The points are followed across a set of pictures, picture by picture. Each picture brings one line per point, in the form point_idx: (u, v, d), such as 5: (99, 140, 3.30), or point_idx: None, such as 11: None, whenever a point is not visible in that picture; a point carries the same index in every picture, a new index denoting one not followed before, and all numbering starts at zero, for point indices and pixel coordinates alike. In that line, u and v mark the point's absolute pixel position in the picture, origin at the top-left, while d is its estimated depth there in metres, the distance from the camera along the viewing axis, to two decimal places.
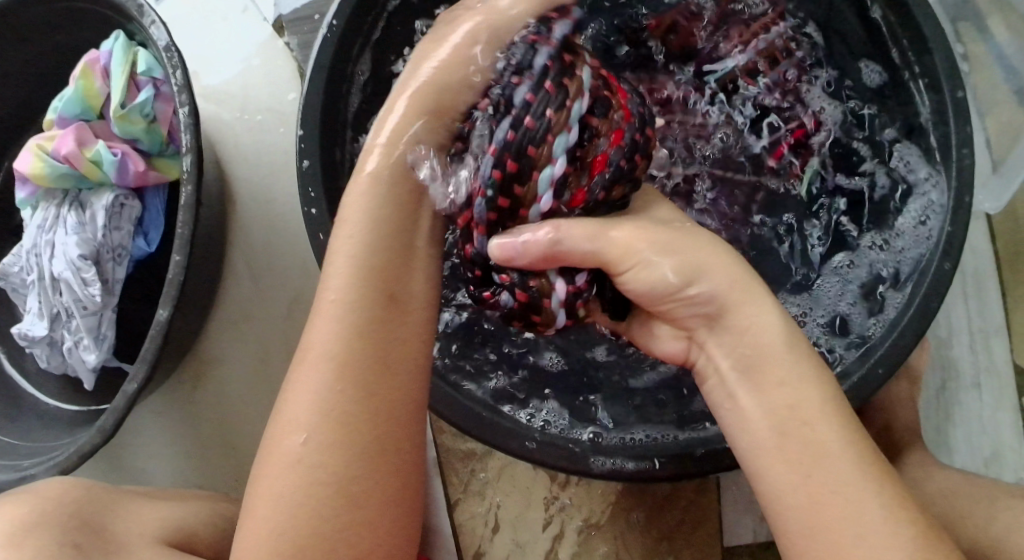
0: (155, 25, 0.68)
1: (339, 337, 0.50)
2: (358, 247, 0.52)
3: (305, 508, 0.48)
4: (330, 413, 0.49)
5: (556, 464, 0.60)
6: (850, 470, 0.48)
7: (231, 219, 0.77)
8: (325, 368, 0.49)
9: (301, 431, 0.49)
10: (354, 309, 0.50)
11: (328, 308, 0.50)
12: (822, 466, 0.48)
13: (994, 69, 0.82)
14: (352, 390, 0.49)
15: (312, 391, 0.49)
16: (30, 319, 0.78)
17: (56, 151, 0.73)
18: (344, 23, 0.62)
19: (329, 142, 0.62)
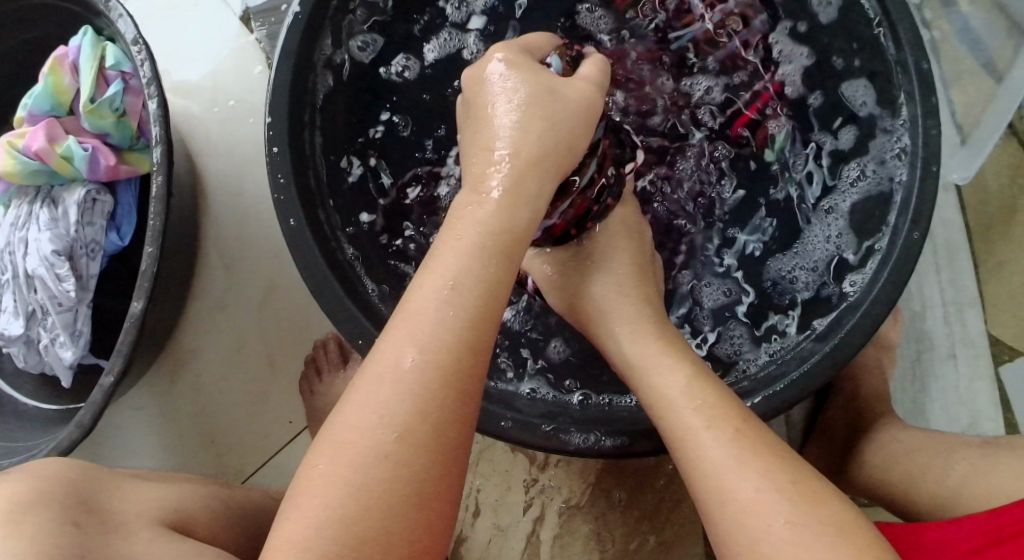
0: (122, 19, 0.68)
1: (448, 338, 0.46)
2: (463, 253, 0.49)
3: (355, 508, 0.44)
4: (407, 418, 0.45)
5: (531, 441, 0.60)
6: (754, 482, 0.48)
7: (202, 210, 0.77)
8: (428, 367, 0.46)
9: (371, 427, 0.45)
10: (463, 311, 0.47)
11: (431, 303, 0.47)
12: (726, 479, 0.49)
13: (958, 43, 0.83)
14: (453, 397, 0.46)
15: (393, 390, 0.46)
16: (5, 317, 0.77)
17: (27, 148, 0.72)
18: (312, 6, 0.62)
19: (298, 128, 0.63)
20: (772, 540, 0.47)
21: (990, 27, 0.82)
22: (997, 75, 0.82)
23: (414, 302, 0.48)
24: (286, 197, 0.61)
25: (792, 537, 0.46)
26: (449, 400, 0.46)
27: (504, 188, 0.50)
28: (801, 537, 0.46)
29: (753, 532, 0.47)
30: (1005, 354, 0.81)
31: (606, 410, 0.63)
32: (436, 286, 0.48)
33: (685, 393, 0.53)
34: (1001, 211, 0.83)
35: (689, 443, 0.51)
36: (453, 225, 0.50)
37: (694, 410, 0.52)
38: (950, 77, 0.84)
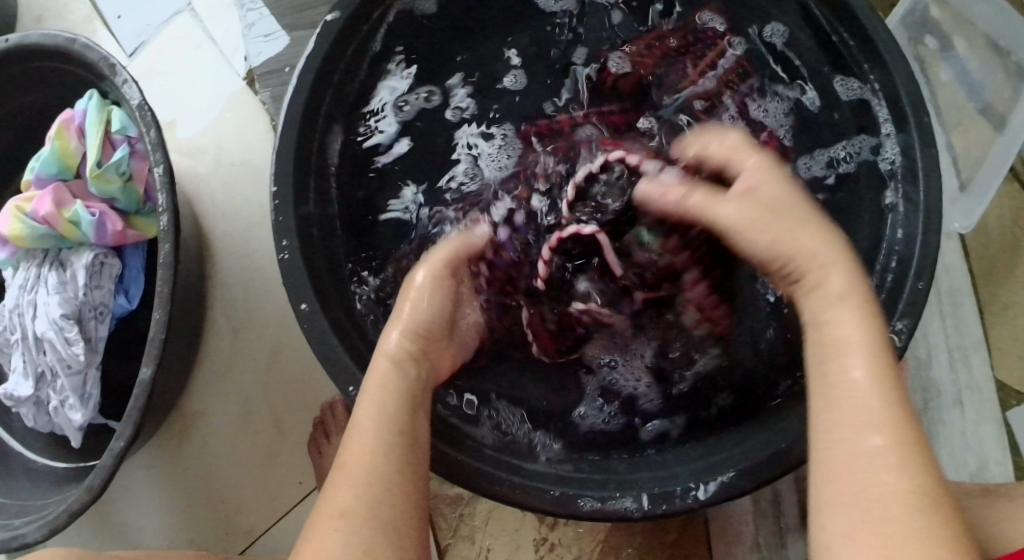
0: (127, 85, 0.69)
1: (383, 440, 0.51)
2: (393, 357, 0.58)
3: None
4: (367, 483, 0.49)
5: (536, 503, 0.60)
6: (901, 469, 0.43)
7: (209, 273, 0.77)
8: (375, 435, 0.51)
9: (342, 498, 0.48)
10: (391, 427, 0.52)
11: (370, 418, 0.53)
12: (863, 464, 0.43)
13: (957, 86, 0.84)
14: (401, 451, 0.51)
15: (353, 465, 0.50)
16: (15, 378, 0.78)
17: (34, 212, 0.73)
18: (315, 74, 0.64)
19: (303, 198, 0.63)
20: (894, 516, 0.41)
21: (989, 72, 0.82)
22: (997, 119, 0.81)
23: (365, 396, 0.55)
24: (291, 269, 0.61)
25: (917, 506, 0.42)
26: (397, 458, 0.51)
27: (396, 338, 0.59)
28: (922, 515, 0.41)
29: (883, 491, 0.42)
30: (1012, 398, 0.81)
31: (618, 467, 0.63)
32: (370, 411, 0.53)
33: (857, 338, 0.48)
34: (1003, 254, 0.83)
35: (836, 413, 0.46)
36: (366, 384, 0.56)
37: (866, 359, 0.47)
38: (949, 123, 0.85)
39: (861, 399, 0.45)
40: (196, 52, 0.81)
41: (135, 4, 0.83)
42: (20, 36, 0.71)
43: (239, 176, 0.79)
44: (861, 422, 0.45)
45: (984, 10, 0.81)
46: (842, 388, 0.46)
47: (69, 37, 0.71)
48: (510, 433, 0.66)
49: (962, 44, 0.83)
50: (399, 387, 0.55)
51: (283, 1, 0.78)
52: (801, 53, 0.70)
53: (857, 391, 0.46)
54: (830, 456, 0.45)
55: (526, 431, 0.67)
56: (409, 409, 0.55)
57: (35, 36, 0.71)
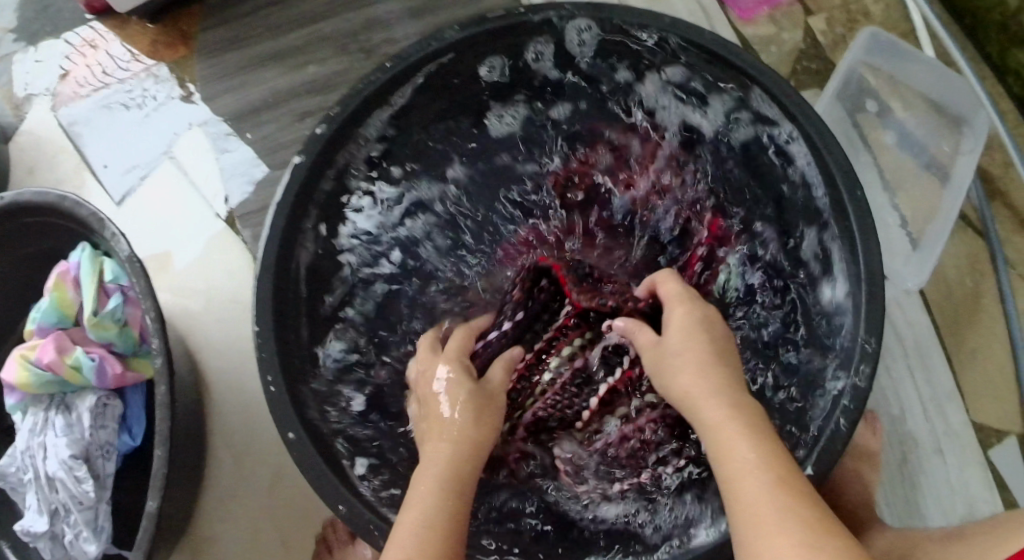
0: (116, 238, 0.74)
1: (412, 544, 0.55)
2: (450, 457, 0.63)
3: None
4: None
5: None
6: (797, 527, 0.49)
7: (207, 404, 0.82)
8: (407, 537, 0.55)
9: None
10: (414, 550, 0.55)
11: (428, 490, 0.60)
12: (764, 515, 0.51)
13: (899, 149, 0.88)
14: (428, 548, 0.55)
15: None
16: (31, 514, 0.82)
17: (39, 360, 0.78)
18: (290, 212, 0.68)
19: (284, 332, 0.67)
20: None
21: (928, 131, 0.87)
22: (941, 175, 0.85)
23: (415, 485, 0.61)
24: (277, 401, 0.65)
25: (803, 557, 0.48)
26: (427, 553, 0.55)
27: (440, 453, 0.63)
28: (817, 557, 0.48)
29: (776, 535, 0.49)
30: (992, 438, 0.85)
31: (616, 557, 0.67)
32: (416, 504, 0.59)
33: (719, 420, 0.58)
34: (964, 301, 0.87)
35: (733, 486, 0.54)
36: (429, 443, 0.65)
37: (748, 450, 0.55)
38: (894, 183, 0.87)
39: (751, 467, 0.54)
40: (177, 193, 0.86)
41: (118, 152, 0.89)
42: (14, 194, 0.77)
43: (227, 314, 0.83)
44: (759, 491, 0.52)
45: (915, 71, 0.86)
46: (732, 449, 0.55)
47: (61, 194, 0.76)
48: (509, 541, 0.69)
49: (898, 108, 0.88)
50: (455, 461, 0.63)
51: (257, 142, 0.86)
52: (736, 99, 0.71)
53: (739, 458, 0.55)
54: (743, 517, 0.52)
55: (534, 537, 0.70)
56: (460, 475, 0.62)
57: (29, 193, 0.76)
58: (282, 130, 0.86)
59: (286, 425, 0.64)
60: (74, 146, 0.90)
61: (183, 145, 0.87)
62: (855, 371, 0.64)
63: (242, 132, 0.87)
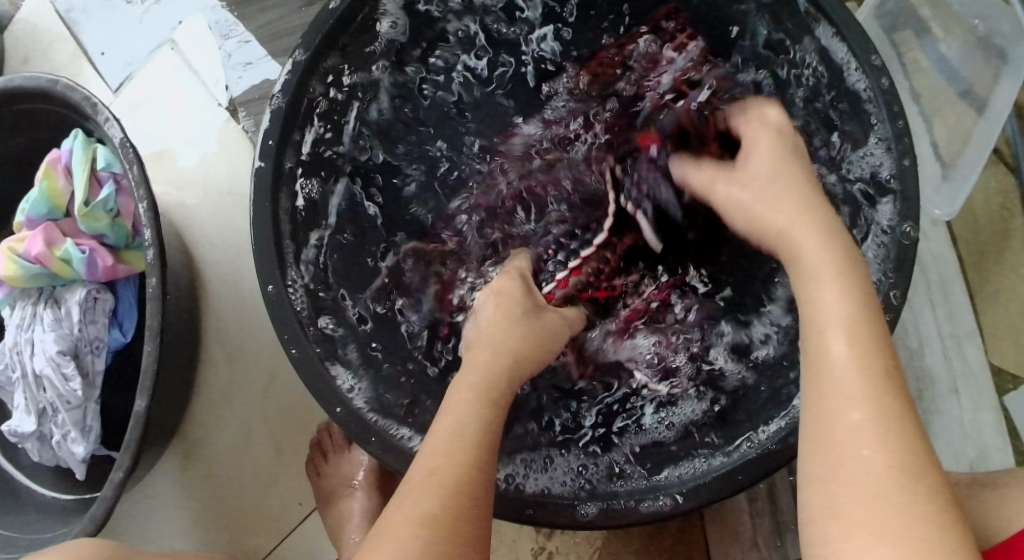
0: (109, 124, 0.70)
1: (463, 442, 0.49)
2: (502, 345, 0.57)
3: (410, 548, 0.44)
4: (449, 463, 0.48)
5: (522, 516, 0.59)
6: (901, 500, 0.42)
7: (202, 300, 0.80)
8: (467, 421, 0.51)
9: (422, 476, 0.48)
10: (479, 425, 0.51)
11: (478, 372, 0.54)
12: (872, 490, 0.43)
13: (937, 74, 0.83)
14: (485, 438, 0.50)
15: (439, 445, 0.49)
16: (18, 415, 0.79)
17: (26, 252, 0.75)
18: (322, 40, 0.64)
19: (284, 222, 0.64)
20: (877, 486, 0.43)
21: (968, 56, 0.81)
22: (977, 103, 0.80)
23: (455, 391, 0.53)
24: (277, 304, 0.61)
25: (892, 477, 0.43)
26: (484, 439, 0.50)
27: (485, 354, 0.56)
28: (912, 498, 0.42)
29: (873, 446, 0.44)
30: (1008, 383, 0.81)
31: (621, 474, 0.62)
32: (465, 396, 0.53)
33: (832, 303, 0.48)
34: (992, 238, 0.83)
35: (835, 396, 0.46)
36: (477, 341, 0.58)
37: (842, 334, 0.47)
38: (929, 109, 0.84)
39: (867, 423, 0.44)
40: (179, 84, 0.84)
41: (118, 40, 0.86)
42: (3, 80, 0.73)
43: (227, 206, 0.81)
44: (854, 434, 0.44)
45: None
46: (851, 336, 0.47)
47: (52, 78, 0.72)
48: None
49: (939, 29, 0.83)
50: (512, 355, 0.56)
51: (262, 30, 0.82)
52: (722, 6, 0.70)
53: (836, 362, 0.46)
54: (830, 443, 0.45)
55: (534, 446, 0.65)
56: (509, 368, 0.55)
57: (19, 79, 0.73)
58: (288, 17, 0.82)
59: (282, 328, 0.61)
60: (70, 34, 0.87)
61: (185, 32, 0.84)
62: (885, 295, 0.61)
63: (245, 22, 0.82)
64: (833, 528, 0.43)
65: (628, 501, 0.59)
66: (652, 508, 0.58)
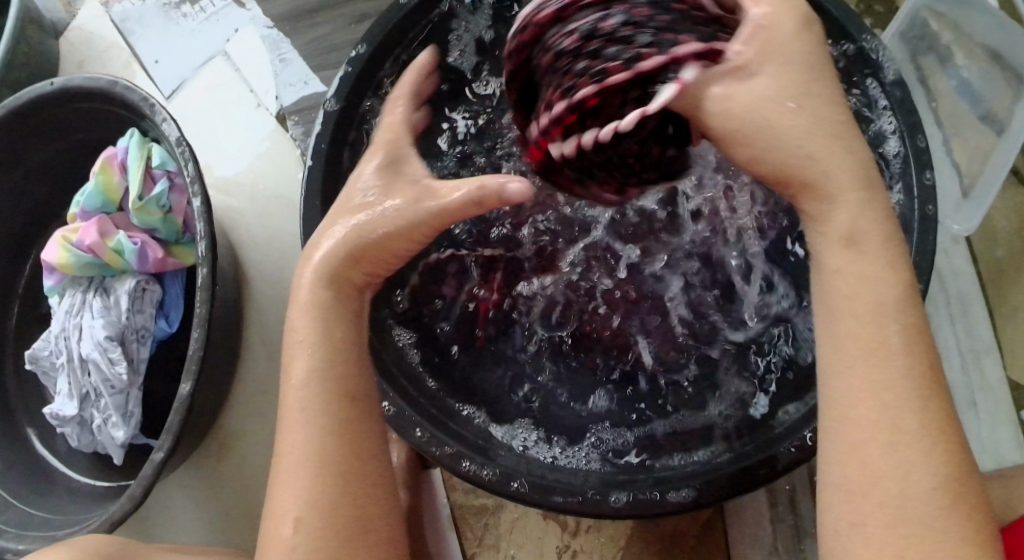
0: (166, 123, 0.74)
1: (314, 421, 0.49)
2: (313, 306, 0.52)
3: (303, 535, 0.47)
4: (312, 440, 0.49)
5: (546, 501, 0.60)
6: (939, 517, 0.45)
7: (245, 296, 0.83)
8: (312, 401, 0.49)
9: (287, 458, 0.49)
10: (321, 396, 0.50)
11: (296, 359, 0.51)
12: (898, 490, 0.45)
13: (958, 98, 0.86)
14: (332, 407, 0.49)
15: (292, 427, 0.49)
16: (60, 399, 0.82)
17: (80, 242, 0.79)
18: (374, 49, 0.68)
19: (330, 217, 0.67)
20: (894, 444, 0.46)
21: (988, 81, 0.84)
22: (997, 125, 0.83)
23: (287, 368, 0.51)
24: None
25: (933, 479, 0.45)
26: (334, 403, 0.50)
27: (310, 342, 0.51)
28: (943, 502, 0.45)
29: (913, 452, 0.45)
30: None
31: (648, 465, 0.63)
32: (296, 372, 0.50)
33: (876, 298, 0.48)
34: (1011, 256, 0.85)
35: (835, 371, 0.48)
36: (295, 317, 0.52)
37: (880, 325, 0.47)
38: (951, 132, 0.87)
39: (907, 442, 0.46)
40: (228, 91, 0.88)
41: (170, 48, 0.90)
42: (64, 80, 0.77)
43: (272, 208, 0.85)
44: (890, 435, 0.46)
45: (977, 20, 0.84)
46: (878, 342, 0.47)
47: (112, 80, 0.76)
48: (511, 421, 0.66)
49: (960, 56, 0.86)
50: (339, 321, 0.52)
51: (310, 42, 0.86)
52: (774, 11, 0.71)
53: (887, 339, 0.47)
54: (843, 422, 0.47)
55: (565, 428, 0.66)
56: (343, 342, 0.51)
57: (79, 80, 0.77)
58: (337, 31, 0.86)
59: None
60: (126, 42, 0.91)
61: (236, 43, 0.88)
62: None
63: (295, 35, 0.86)
64: (854, 508, 0.46)
65: (654, 492, 0.60)
66: (677, 499, 0.59)
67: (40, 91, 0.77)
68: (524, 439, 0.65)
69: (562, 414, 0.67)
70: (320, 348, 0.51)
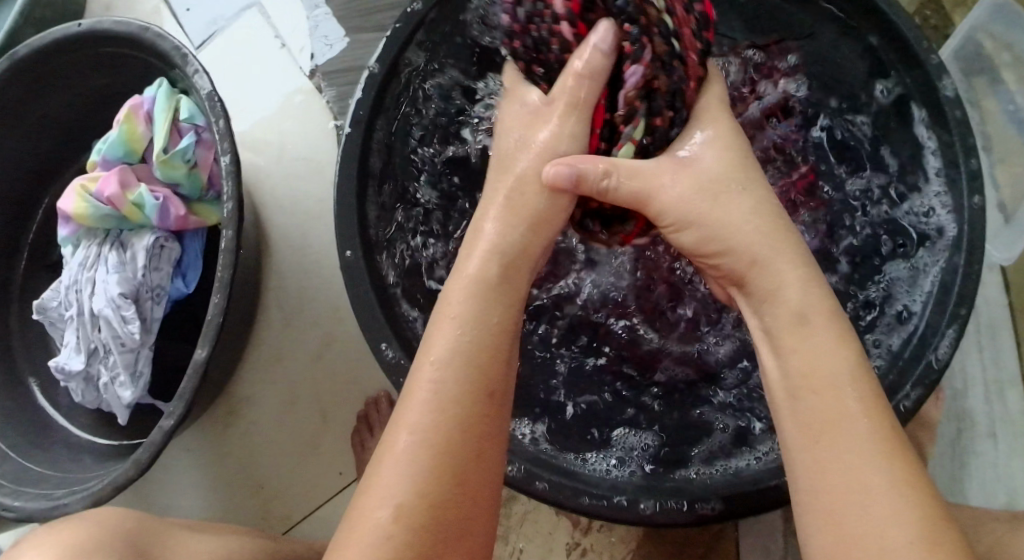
0: (198, 76, 0.71)
1: (442, 406, 0.47)
2: (472, 286, 0.51)
3: (400, 522, 0.45)
4: (432, 425, 0.47)
5: (565, 502, 0.60)
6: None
7: (265, 260, 0.81)
8: (443, 384, 0.48)
9: (401, 438, 0.47)
10: (461, 384, 0.48)
11: (442, 339, 0.50)
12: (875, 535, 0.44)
13: (1008, 123, 0.84)
14: (472, 399, 0.48)
15: (417, 405, 0.48)
16: (66, 353, 0.79)
17: (99, 193, 0.76)
18: (425, 15, 0.65)
19: (366, 191, 0.65)
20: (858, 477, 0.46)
21: None
22: None
23: (430, 342, 0.50)
24: (353, 270, 0.63)
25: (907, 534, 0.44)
26: (471, 394, 0.48)
27: (451, 325, 0.50)
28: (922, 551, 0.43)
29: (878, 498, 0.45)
30: None
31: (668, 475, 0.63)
32: (437, 347, 0.49)
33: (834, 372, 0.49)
34: None
35: (815, 423, 0.48)
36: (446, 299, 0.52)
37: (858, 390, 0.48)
38: (997, 156, 0.85)
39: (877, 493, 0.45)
40: (260, 46, 0.85)
41: None
42: (93, 22, 0.74)
43: (299, 170, 0.82)
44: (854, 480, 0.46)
45: None
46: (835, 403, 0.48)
47: (143, 26, 0.73)
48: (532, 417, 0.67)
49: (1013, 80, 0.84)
50: (503, 311, 0.51)
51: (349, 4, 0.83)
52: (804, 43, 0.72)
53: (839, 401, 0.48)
54: (813, 461, 0.47)
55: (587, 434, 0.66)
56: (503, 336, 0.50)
57: (108, 23, 0.73)
58: None
59: (357, 291, 0.62)
60: None
61: None
62: (941, 335, 0.62)
63: None
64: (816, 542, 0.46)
65: (681, 502, 0.59)
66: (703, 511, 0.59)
67: (67, 31, 0.74)
68: (535, 435, 0.65)
69: (563, 422, 0.67)
70: (464, 355, 0.49)
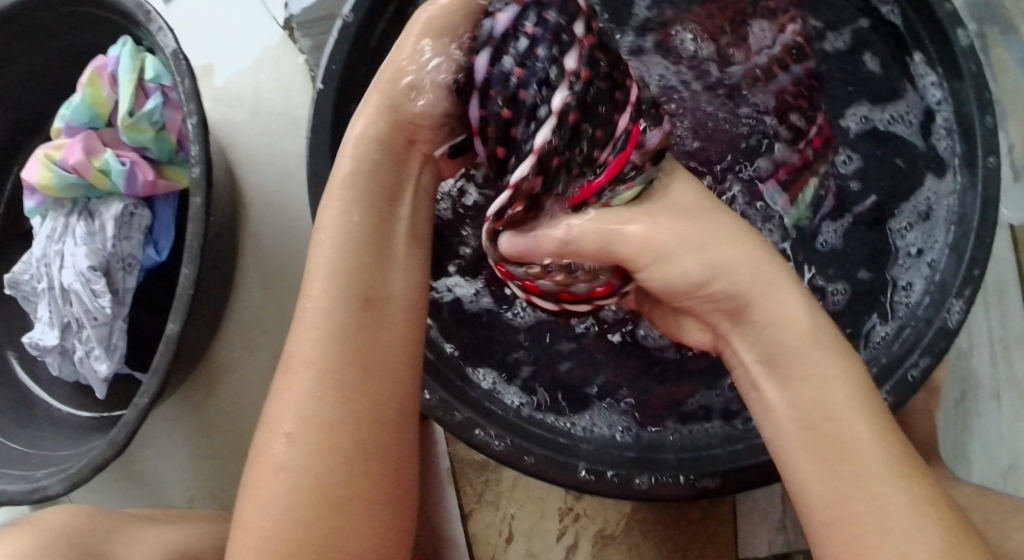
0: (161, 33, 0.67)
1: (325, 331, 0.51)
2: (344, 212, 0.53)
3: (299, 443, 0.50)
4: (317, 353, 0.50)
5: (556, 477, 0.58)
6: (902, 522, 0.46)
7: (241, 221, 0.78)
8: (322, 314, 0.51)
9: (294, 368, 0.51)
10: (337, 303, 0.51)
11: (319, 266, 0.52)
12: (872, 509, 0.47)
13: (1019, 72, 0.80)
14: (348, 316, 0.51)
15: (304, 334, 0.51)
16: (41, 327, 0.76)
17: (64, 161, 0.72)
18: None
19: (341, 151, 0.61)
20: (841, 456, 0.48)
21: None
22: None
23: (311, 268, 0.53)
24: None
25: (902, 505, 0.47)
26: (350, 316, 0.51)
27: (325, 251, 0.53)
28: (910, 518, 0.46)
29: (868, 477, 0.47)
30: None
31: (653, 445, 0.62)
32: (316, 273, 0.52)
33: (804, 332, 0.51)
34: None
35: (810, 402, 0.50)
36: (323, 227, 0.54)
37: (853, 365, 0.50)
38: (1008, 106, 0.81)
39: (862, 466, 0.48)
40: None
41: None
42: None
43: (273, 125, 0.78)
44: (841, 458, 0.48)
45: None
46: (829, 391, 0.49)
47: None
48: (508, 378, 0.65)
49: None
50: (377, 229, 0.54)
51: None
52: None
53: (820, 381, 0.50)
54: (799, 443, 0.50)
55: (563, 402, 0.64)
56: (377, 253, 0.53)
57: None
58: None
59: None
60: None
61: None
62: (953, 299, 0.60)
63: None
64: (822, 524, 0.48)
65: (680, 477, 0.58)
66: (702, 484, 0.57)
67: None
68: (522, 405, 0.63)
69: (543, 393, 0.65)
70: (349, 257, 0.52)
